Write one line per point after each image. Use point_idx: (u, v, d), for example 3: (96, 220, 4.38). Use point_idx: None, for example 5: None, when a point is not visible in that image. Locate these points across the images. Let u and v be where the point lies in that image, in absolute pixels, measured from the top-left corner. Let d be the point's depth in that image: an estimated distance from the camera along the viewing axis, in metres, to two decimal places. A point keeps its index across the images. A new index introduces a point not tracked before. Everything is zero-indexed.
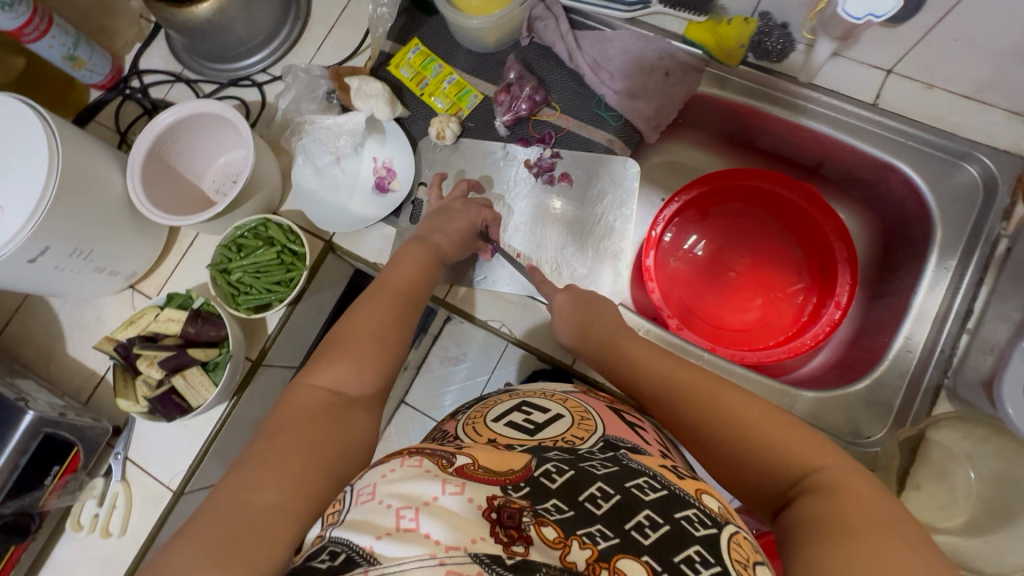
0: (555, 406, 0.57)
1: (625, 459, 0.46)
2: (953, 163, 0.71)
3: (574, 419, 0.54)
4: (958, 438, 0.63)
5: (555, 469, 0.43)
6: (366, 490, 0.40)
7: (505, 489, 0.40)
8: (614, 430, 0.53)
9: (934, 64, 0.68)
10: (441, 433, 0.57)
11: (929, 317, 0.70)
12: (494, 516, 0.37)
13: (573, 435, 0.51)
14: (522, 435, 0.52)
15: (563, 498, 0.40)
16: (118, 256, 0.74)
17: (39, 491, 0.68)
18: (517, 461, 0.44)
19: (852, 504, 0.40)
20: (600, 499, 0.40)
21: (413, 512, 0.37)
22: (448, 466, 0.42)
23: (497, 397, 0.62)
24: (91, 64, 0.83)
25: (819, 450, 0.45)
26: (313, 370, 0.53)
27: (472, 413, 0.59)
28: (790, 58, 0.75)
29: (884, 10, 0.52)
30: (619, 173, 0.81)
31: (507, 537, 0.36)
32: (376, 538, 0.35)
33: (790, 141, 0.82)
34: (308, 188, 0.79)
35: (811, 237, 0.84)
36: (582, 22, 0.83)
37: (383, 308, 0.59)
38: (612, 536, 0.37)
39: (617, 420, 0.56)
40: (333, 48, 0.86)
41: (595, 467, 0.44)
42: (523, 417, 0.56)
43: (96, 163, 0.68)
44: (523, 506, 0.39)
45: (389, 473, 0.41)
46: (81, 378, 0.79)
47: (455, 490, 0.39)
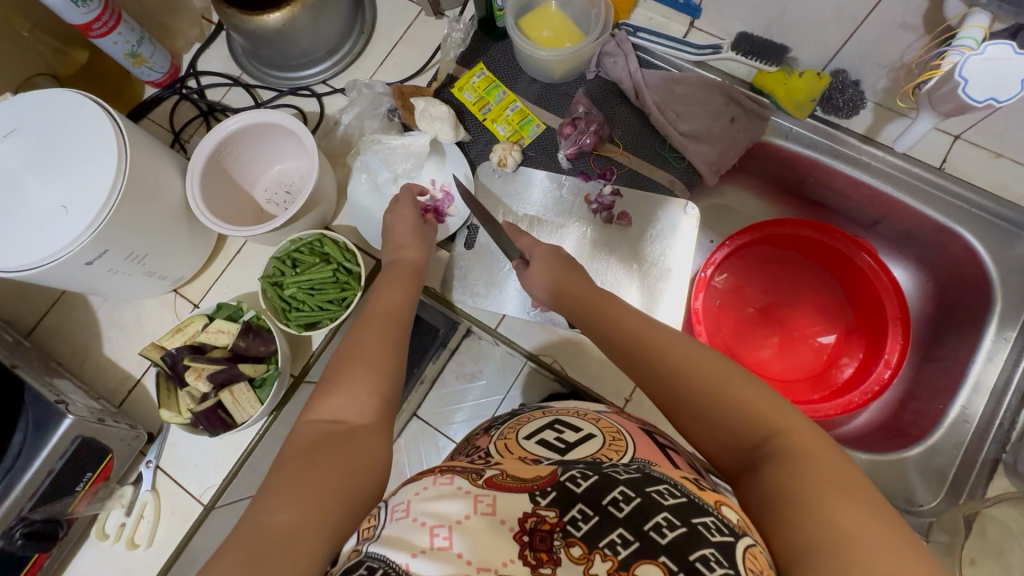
0: (587, 426, 0.54)
1: (646, 468, 0.43)
2: (1016, 236, 0.72)
3: (605, 439, 0.51)
4: (1016, 515, 0.64)
5: (581, 474, 0.42)
6: (401, 507, 0.41)
7: (533, 497, 0.40)
8: (646, 453, 0.48)
9: (1006, 136, 0.69)
10: (474, 450, 0.56)
11: (986, 389, 0.70)
12: (525, 539, 0.37)
13: (603, 454, 0.48)
14: (552, 455, 0.49)
15: (588, 502, 0.39)
16: (169, 261, 0.73)
17: (70, 497, 0.66)
18: (544, 470, 0.44)
19: (806, 467, 0.37)
20: (622, 501, 0.39)
21: (446, 531, 0.38)
22: (478, 480, 0.43)
23: (531, 413, 0.59)
24: (152, 62, 0.82)
25: (771, 412, 0.42)
26: (312, 403, 0.49)
27: (504, 429, 0.57)
28: (858, 115, 0.76)
29: (1005, 96, 0.52)
30: (677, 216, 0.80)
31: (534, 559, 0.36)
32: (411, 555, 0.36)
33: (849, 196, 0.81)
34: (365, 206, 0.78)
35: (862, 294, 0.84)
36: (650, 61, 0.83)
37: (375, 332, 0.55)
38: (632, 541, 0.36)
39: (649, 442, 0.52)
40: (396, 66, 0.86)
41: (618, 472, 0.42)
42: (555, 435, 0.53)
43: (159, 166, 0.67)
44: (554, 525, 0.38)
45: (422, 491, 0.42)
46: (116, 381, 0.77)
47: (487, 509, 0.39)
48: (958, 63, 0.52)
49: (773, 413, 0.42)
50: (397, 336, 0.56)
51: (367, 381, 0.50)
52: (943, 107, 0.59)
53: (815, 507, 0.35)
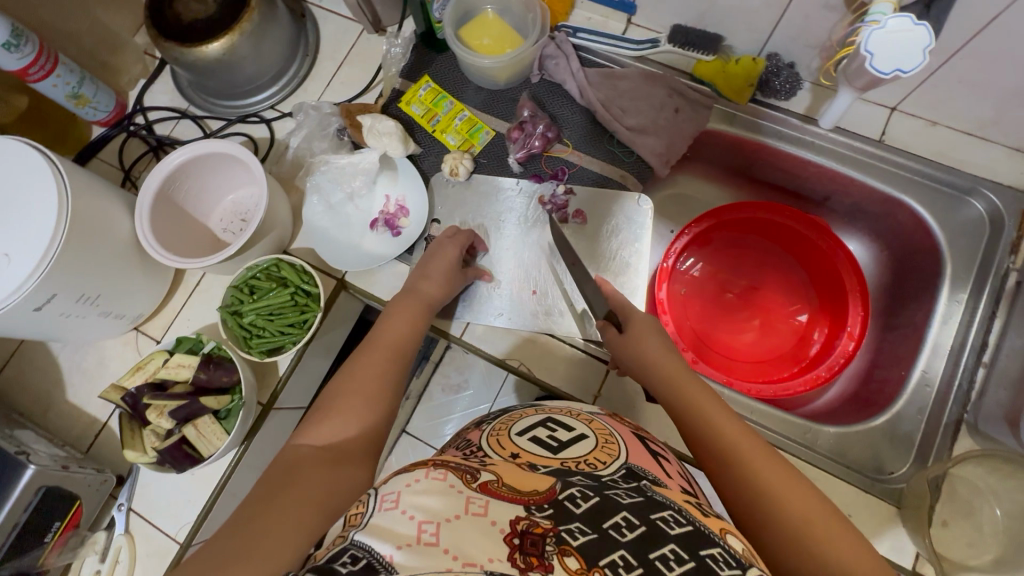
0: (580, 426, 0.52)
1: (647, 490, 0.42)
2: (959, 200, 0.73)
3: (597, 442, 0.50)
4: (985, 474, 0.63)
5: (580, 494, 0.40)
6: (390, 497, 0.38)
7: (528, 508, 0.38)
8: (639, 460, 0.48)
9: (938, 103, 0.70)
10: (466, 443, 0.52)
11: (945, 350, 0.71)
12: (516, 541, 0.34)
13: (595, 457, 0.47)
14: (545, 453, 0.47)
15: (587, 521, 0.37)
16: (123, 299, 0.72)
17: (38, 549, 0.64)
18: (541, 482, 0.42)
19: None
20: (625, 527, 0.37)
21: (435, 527, 0.35)
22: (472, 482, 0.40)
23: (522, 410, 0.57)
24: (95, 101, 0.82)
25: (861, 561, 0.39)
26: (301, 431, 0.49)
27: (496, 424, 0.54)
28: (797, 96, 0.77)
29: (911, 67, 0.53)
30: (633, 210, 0.81)
31: (525, 563, 0.33)
32: (395, 547, 0.33)
33: (797, 175, 0.83)
34: (320, 227, 0.78)
35: (820, 268, 0.85)
36: (592, 60, 0.84)
37: (370, 362, 0.56)
38: (636, 565, 0.34)
39: (641, 448, 0.51)
40: (342, 85, 0.86)
41: (620, 495, 0.40)
42: (547, 433, 0.51)
43: (105, 205, 0.67)
44: (546, 531, 0.36)
45: (413, 482, 0.39)
46: (82, 426, 0.76)
47: (478, 511, 0.37)
48: (864, 38, 0.54)
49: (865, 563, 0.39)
50: (389, 367, 0.56)
51: (356, 410, 0.51)
52: (859, 82, 0.63)
53: None
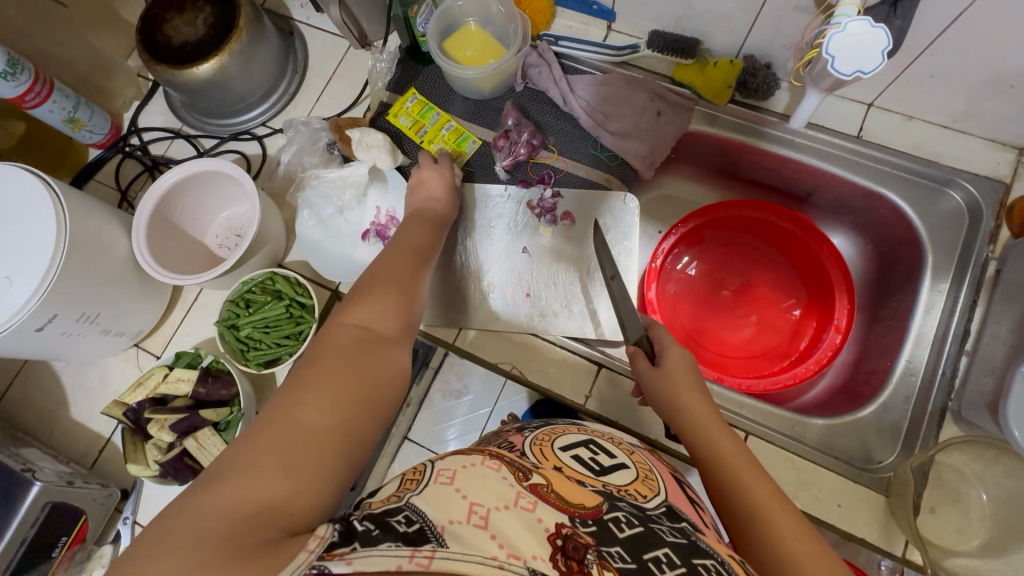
0: (621, 456, 0.54)
1: (689, 535, 0.41)
2: (940, 192, 0.74)
3: (638, 474, 0.50)
4: (969, 461, 0.65)
5: (626, 519, 0.39)
6: (446, 472, 0.38)
7: (572, 519, 0.37)
8: (677, 500, 0.48)
9: (913, 98, 0.72)
10: (506, 442, 0.52)
11: (928, 340, 0.73)
12: (558, 545, 0.33)
13: (636, 489, 0.47)
14: (587, 472, 0.47)
15: (627, 548, 0.36)
16: (122, 317, 0.74)
17: (46, 564, 0.66)
18: (589, 498, 0.41)
19: None
20: (664, 564, 0.36)
21: (485, 513, 0.34)
22: (523, 479, 0.40)
23: (565, 426, 0.58)
24: (91, 125, 0.84)
25: None
26: (341, 310, 0.46)
27: (538, 433, 0.54)
28: (776, 95, 0.79)
29: (871, 68, 0.55)
30: (619, 209, 0.82)
31: (565, 566, 0.32)
32: (447, 521, 0.32)
33: (780, 173, 0.84)
34: (312, 239, 0.80)
35: (806, 262, 0.87)
36: (574, 66, 0.86)
37: (398, 272, 0.55)
38: None
39: (680, 491, 0.52)
40: (331, 100, 0.88)
41: (663, 532, 0.40)
42: (590, 455, 0.51)
43: (102, 226, 0.69)
44: (588, 544, 0.35)
45: (469, 466, 0.39)
46: (86, 443, 0.78)
47: (528, 506, 0.36)
48: (825, 42, 0.56)
49: None
50: (411, 280, 0.55)
51: (392, 302, 0.49)
52: (824, 83, 0.65)
53: None
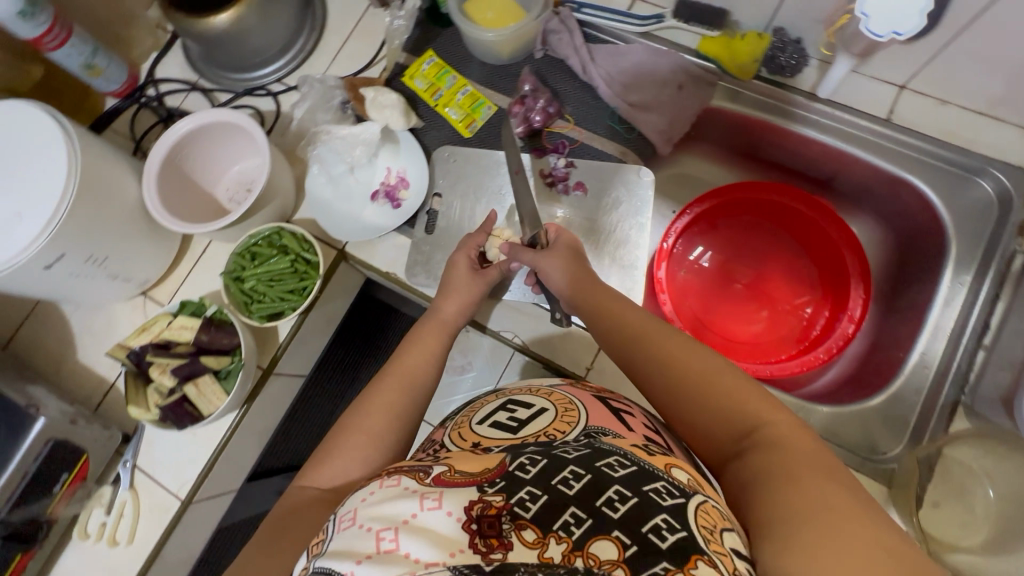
0: (540, 401, 0.53)
1: (596, 442, 0.43)
2: (968, 180, 0.72)
3: (557, 412, 0.50)
4: (975, 454, 0.65)
5: (529, 461, 0.40)
6: (348, 515, 0.38)
7: (480, 488, 0.38)
8: (598, 419, 0.48)
9: (948, 80, 0.68)
10: (429, 444, 0.53)
11: (946, 332, 0.71)
12: (474, 527, 0.35)
13: (555, 428, 0.48)
14: (504, 435, 0.48)
15: (537, 484, 0.38)
16: (130, 263, 0.74)
17: (47, 498, 0.67)
18: (492, 460, 0.42)
19: (793, 453, 0.40)
20: (572, 480, 0.38)
21: (392, 533, 0.35)
22: (425, 478, 0.40)
23: (484, 398, 0.58)
24: (108, 72, 0.84)
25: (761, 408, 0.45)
26: (307, 471, 0.52)
27: (458, 419, 0.55)
28: (803, 73, 0.76)
29: (908, 29, 0.54)
30: (633, 181, 0.80)
31: (485, 546, 0.34)
32: (357, 562, 0.34)
33: (800, 156, 0.82)
34: (322, 197, 0.79)
35: (822, 249, 0.84)
36: (595, 36, 0.83)
37: (386, 395, 0.56)
38: (585, 519, 0.35)
39: (602, 407, 0.52)
40: (348, 59, 0.87)
41: (567, 453, 0.41)
42: (507, 415, 0.52)
43: (113, 169, 0.69)
44: (501, 508, 0.36)
45: (369, 496, 0.40)
46: (91, 386, 0.79)
47: (434, 504, 0.37)
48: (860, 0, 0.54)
49: (765, 408, 0.45)
50: (402, 401, 0.56)
51: (363, 449, 0.51)
52: (856, 48, 0.66)
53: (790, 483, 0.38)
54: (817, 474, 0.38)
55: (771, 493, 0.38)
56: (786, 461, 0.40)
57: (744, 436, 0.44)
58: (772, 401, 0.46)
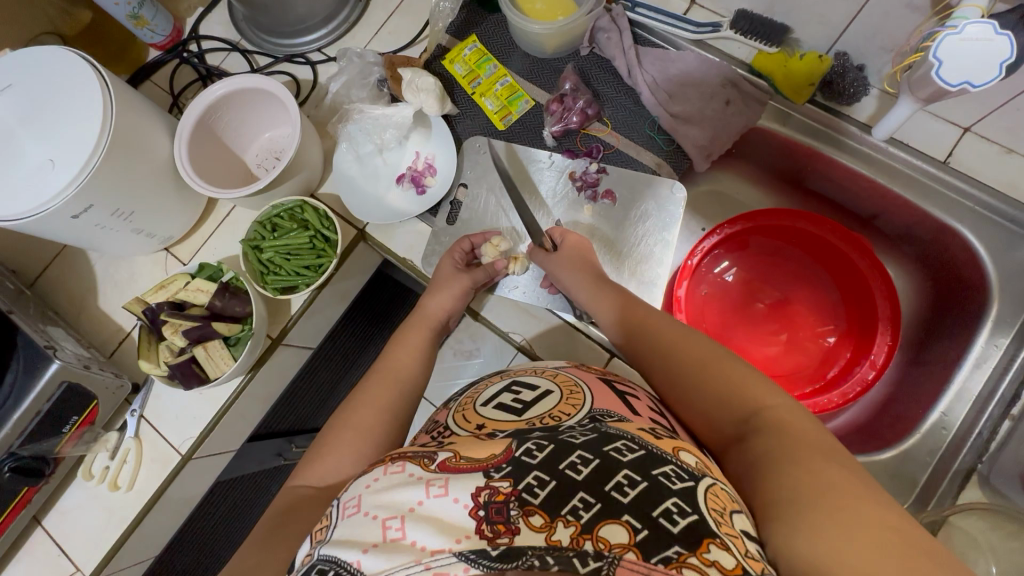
0: (545, 383, 0.52)
1: (602, 425, 0.42)
2: (1020, 239, 0.68)
3: (562, 394, 0.49)
4: (984, 528, 0.63)
5: (536, 445, 0.39)
6: (352, 502, 0.38)
7: (488, 473, 0.37)
8: (604, 402, 0.47)
9: (1019, 130, 0.63)
10: (433, 426, 0.52)
11: (970, 397, 0.69)
12: (480, 514, 0.35)
13: (559, 411, 0.46)
14: (509, 417, 0.47)
15: (544, 469, 0.37)
16: (156, 219, 0.75)
17: (57, 438, 0.70)
18: (498, 445, 0.40)
19: (797, 439, 0.40)
20: (580, 464, 0.37)
21: (398, 521, 0.35)
22: (430, 464, 0.39)
23: (488, 380, 0.57)
24: (153, 24, 0.84)
25: (765, 392, 0.45)
26: (301, 470, 0.52)
27: (463, 401, 0.54)
28: (861, 102, 0.72)
29: (981, 81, 0.51)
30: (665, 197, 0.77)
31: (491, 532, 0.34)
32: (363, 551, 0.34)
33: (846, 189, 0.78)
34: (348, 174, 0.79)
35: (852, 286, 0.81)
36: (646, 38, 0.80)
37: (374, 392, 0.57)
38: (594, 503, 0.34)
39: (607, 390, 0.50)
40: (390, 36, 0.85)
41: (574, 436, 0.39)
42: (512, 397, 0.50)
43: (146, 125, 0.69)
44: (508, 495, 0.35)
45: (373, 482, 0.39)
46: (108, 333, 0.81)
47: (440, 492, 0.36)
48: (935, 44, 0.51)
49: (764, 392, 0.45)
50: (391, 398, 0.57)
51: (353, 443, 0.51)
52: (922, 92, 0.59)
53: (795, 466, 0.37)
54: (822, 457, 0.38)
55: (778, 475, 0.37)
56: (789, 443, 0.39)
57: (746, 419, 0.44)
58: (769, 384, 0.46)
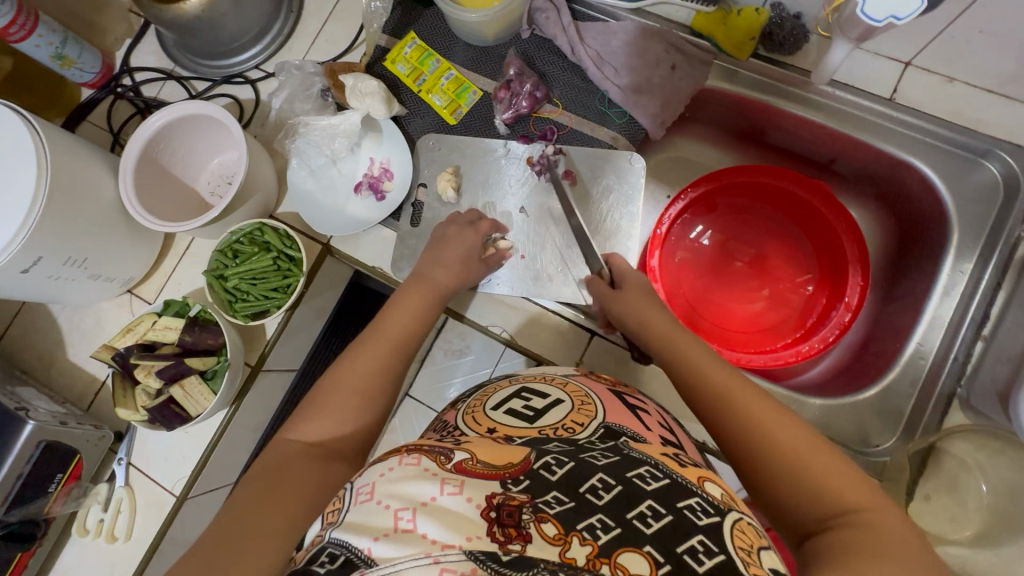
0: (555, 392, 0.52)
1: (624, 448, 0.42)
2: (973, 164, 0.69)
3: (574, 404, 0.50)
4: (972, 449, 0.65)
5: (555, 461, 0.40)
6: (365, 489, 0.37)
7: (504, 484, 0.37)
8: (616, 416, 0.48)
9: (957, 58, 0.64)
10: (440, 424, 0.52)
11: (943, 324, 0.70)
12: (492, 514, 0.34)
13: (571, 421, 0.47)
14: (521, 424, 0.47)
15: (563, 490, 0.37)
16: (113, 262, 0.73)
17: (43, 498, 0.68)
18: (516, 453, 0.41)
19: (891, 542, 0.37)
20: (601, 490, 0.37)
21: (410, 513, 0.34)
22: (446, 463, 0.39)
23: (497, 384, 0.56)
24: (81, 62, 0.81)
25: (851, 487, 0.42)
26: (292, 423, 0.53)
27: (471, 401, 0.54)
28: (803, 49, 0.72)
29: (906, 13, 0.51)
30: (624, 169, 0.77)
31: (503, 535, 0.33)
32: (374, 539, 0.33)
33: (803, 137, 0.78)
34: (304, 189, 0.78)
35: (821, 233, 0.82)
36: (585, 12, 0.80)
37: (377, 348, 0.59)
38: (613, 527, 0.34)
39: (618, 403, 0.52)
40: (327, 44, 0.83)
41: (595, 457, 0.40)
42: (523, 403, 0.51)
43: (87, 167, 0.67)
44: (523, 502, 0.36)
45: (388, 471, 0.38)
46: (82, 385, 0.79)
47: (454, 490, 0.36)
48: None
49: (857, 488, 0.41)
50: (388, 365, 0.57)
51: (351, 407, 0.53)
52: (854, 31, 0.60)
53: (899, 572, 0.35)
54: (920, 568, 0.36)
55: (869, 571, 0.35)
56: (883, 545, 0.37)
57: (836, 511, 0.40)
58: (857, 477, 0.43)
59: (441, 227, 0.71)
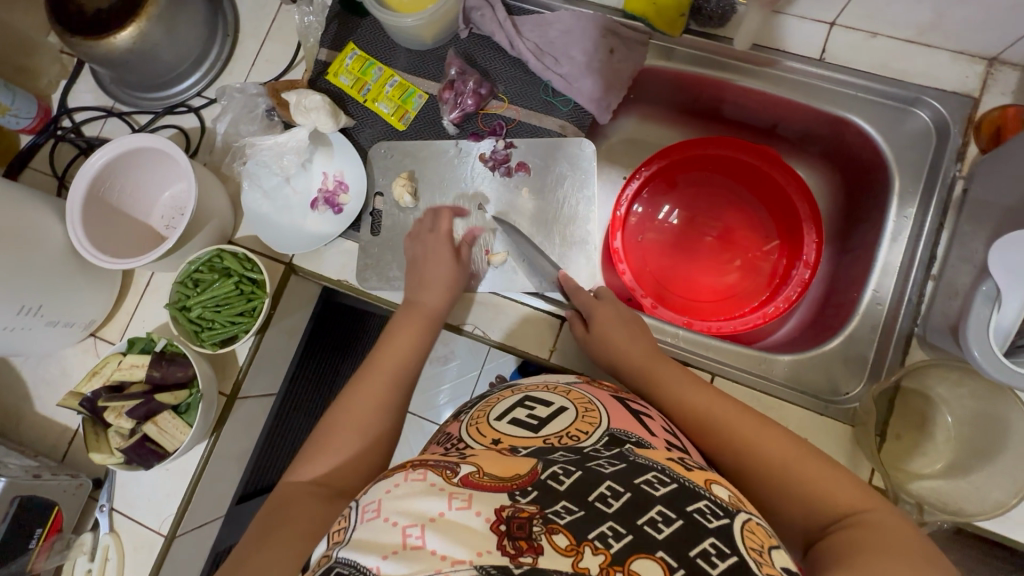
0: (558, 400, 0.52)
1: (630, 455, 0.43)
2: (904, 112, 0.72)
3: (577, 412, 0.50)
4: (937, 385, 0.67)
5: (563, 471, 0.40)
6: (372, 507, 0.37)
7: (512, 495, 0.37)
8: (620, 422, 0.48)
9: (875, 13, 0.67)
10: (445, 437, 0.51)
11: (895, 269, 0.73)
12: (502, 529, 0.34)
13: (576, 430, 0.47)
14: (524, 434, 0.47)
15: (572, 499, 0.37)
16: (72, 307, 0.72)
17: (25, 555, 0.66)
18: (523, 465, 0.41)
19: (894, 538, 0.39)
20: (610, 497, 0.37)
21: (419, 530, 0.34)
22: (452, 477, 0.39)
23: (499, 393, 0.56)
24: (15, 109, 0.79)
25: (852, 496, 0.44)
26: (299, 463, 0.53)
27: (475, 413, 0.53)
28: (732, 20, 0.74)
29: None
30: (576, 155, 0.79)
31: (514, 548, 0.33)
32: (382, 558, 0.33)
33: (749, 107, 0.80)
34: (260, 212, 0.77)
35: (777, 198, 0.84)
36: (519, 7, 0.81)
37: (373, 376, 0.59)
38: (625, 534, 0.34)
39: (620, 409, 0.51)
40: (266, 64, 0.83)
41: (602, 466, 0.41)
42: (526, 412, 0.50)
43: (31, 213, 0.66)
44: (533, 514, 0.36)
45: (393, 487, 0.38)
46: (54, 436, 0.77)
47: (462, 505, 0.36)
48: None
49: (858, 496, 0.44)
50: (390, 394, 0.57)
51: (350, 441, 0.53)
52: None
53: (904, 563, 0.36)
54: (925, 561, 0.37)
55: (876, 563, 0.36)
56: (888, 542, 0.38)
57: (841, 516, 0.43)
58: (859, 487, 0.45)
59: (419, 251, 0.71)
